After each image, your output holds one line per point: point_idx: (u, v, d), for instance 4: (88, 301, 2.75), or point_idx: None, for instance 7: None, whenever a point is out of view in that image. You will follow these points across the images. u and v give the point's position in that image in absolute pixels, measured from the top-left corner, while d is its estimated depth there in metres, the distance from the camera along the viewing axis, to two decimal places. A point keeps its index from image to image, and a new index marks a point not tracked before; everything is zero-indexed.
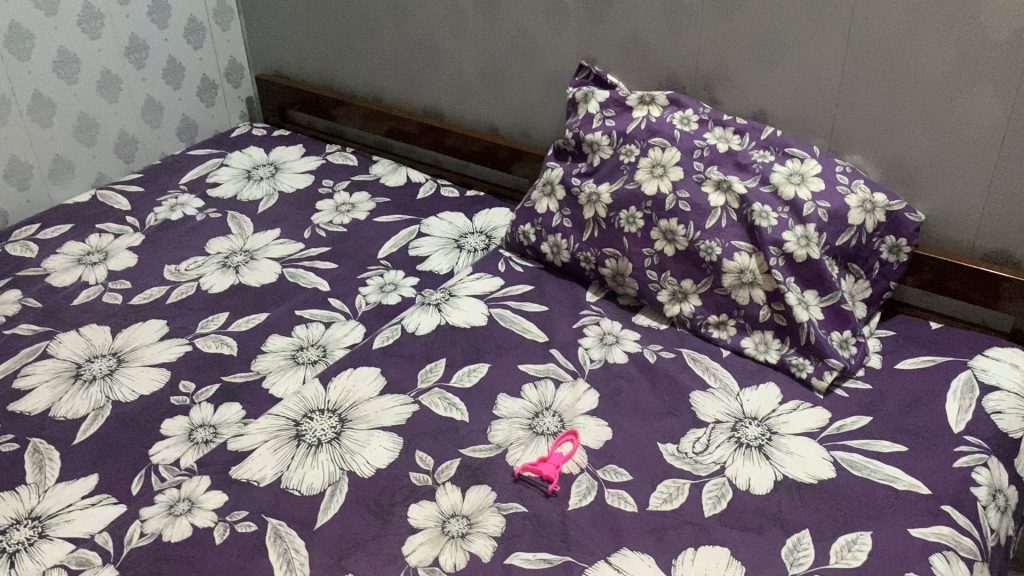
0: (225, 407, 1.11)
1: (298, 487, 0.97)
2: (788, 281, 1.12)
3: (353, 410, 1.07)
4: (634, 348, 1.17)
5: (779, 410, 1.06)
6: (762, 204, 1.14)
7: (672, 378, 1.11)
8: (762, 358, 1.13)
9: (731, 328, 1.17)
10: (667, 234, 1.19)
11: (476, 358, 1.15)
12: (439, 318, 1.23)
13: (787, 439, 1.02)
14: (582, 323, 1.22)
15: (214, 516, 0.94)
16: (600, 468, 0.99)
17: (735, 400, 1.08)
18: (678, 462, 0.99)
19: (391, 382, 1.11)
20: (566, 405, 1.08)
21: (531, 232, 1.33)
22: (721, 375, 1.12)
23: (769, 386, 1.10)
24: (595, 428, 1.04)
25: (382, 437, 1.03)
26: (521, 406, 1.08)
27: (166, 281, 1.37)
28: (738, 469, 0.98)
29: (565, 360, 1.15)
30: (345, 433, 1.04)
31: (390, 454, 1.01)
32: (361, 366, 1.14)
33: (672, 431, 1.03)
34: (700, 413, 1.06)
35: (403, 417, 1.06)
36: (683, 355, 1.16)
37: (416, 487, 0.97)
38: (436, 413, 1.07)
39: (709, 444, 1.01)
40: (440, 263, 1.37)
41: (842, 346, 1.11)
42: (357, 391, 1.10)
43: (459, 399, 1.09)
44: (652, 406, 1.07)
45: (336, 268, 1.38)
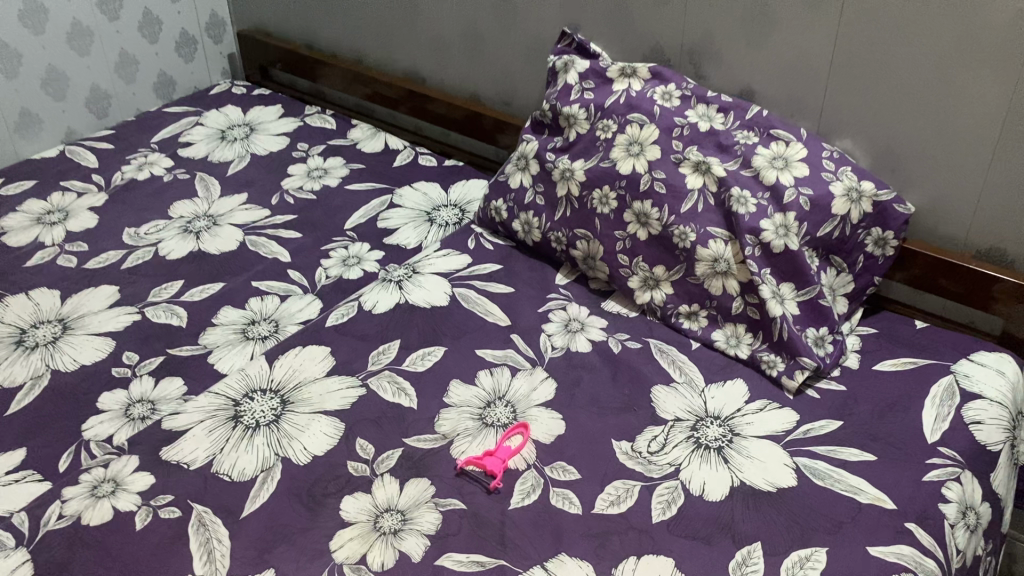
0: (166, 382, 1.06)
1: (229, 471, 0.93)
2: (763, 272, 1.05)
3: (296, 391, 1.02)
4: (599, 336, 1.11)
5: (744, 410, 1.00)
6: (741, 189, 1.07)
7: (635, 370, 1.05)
8: (733, 353, 1.07)
9: (702, 320, 1.10)
10: (640, 217, 1.13)
11: (433, 340, 1.10)
12: (398, 296, 1.17)
13: (749, 441, 0.96)
14: (548, 306, 1.16)
15: (137, 499, 0.89)
16: (548, 465, 0.94)
17: (699, 397, 1.02)
18: (631, 462, 0.94)
19: (340, 363, 1.06)
20: (520, 394, 1.02)
21: (503, 208, 1.26)
22: (687, 369, 1.06)
23: (737, 383, 1.04)
24: (548, 422, 0.99)
25: (323, 421, 0.98)
26: (473, 394, 1.02)
27: (124, 245, 1.32)
28: (694, 473, 0.92)
29: (525, 346, 1.09)
30: (285, 416, 0.99)
31: (330, 441, 0.96)
32: (312, 343, 1.09)
33: (628, 429, 0.98)
34: (659, 410, 1.00)
35: (349, 401, 1.01)
36: (650, 345, 1.10)
37: (353, 477, 0.92)
38: (384, 398, 1.02)
39: (666, 444, 0.96)
40: (408, 237, 1.31)
41: (817, 344, 1.05)
42: (304, 371, 1.05)
43: (409, 384, 1.04)
44: (610, 400, 1.02)
45: (300, 238, 1.32)
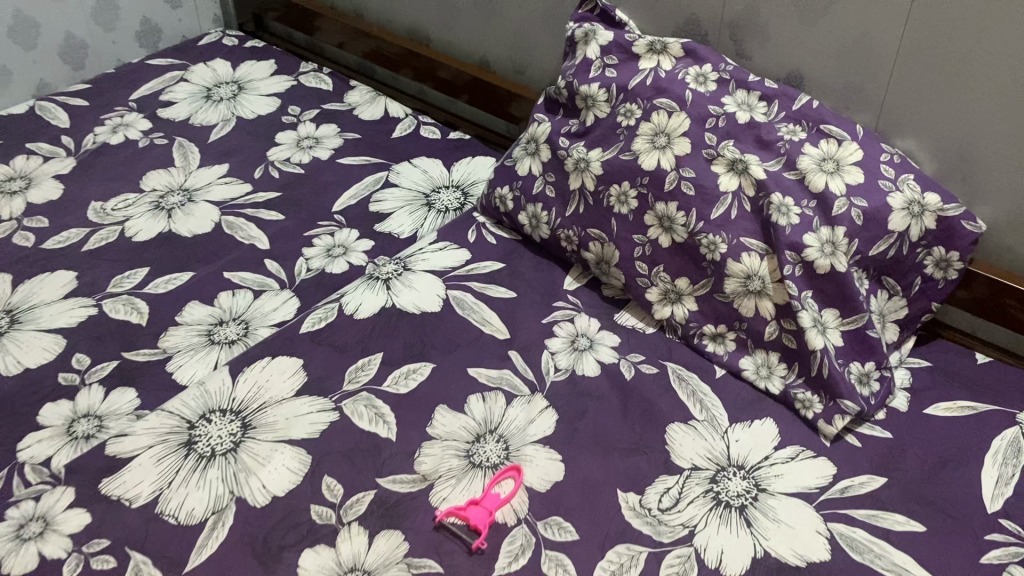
0: (117, 393, 0.94)
1: (175, 512, 0.81)
2: (804, 295, 0.90)
3: (260, 414, 0.90)
4: (610, 356, 0.97)
5: (772, 459, 0.87)
6: (783, 195, 0.92)
7: (648, 403, 0.92)
8: (763, 387, 0.93)
9: (730, 343, 0.96)
10: (663, 221, 0.97)
11: (420, 355, 0.97)
12: (385, 297, 1.03)
13: (776, 500, 0.83)
14: (553, 317, 1.01)
15: (68, 544, 0.78)
16: (541, 520, 0.81)
17: (721, 440, 0.88)
18: (638, 522, 0.81)
19: (312, 380, 0.93)
20: (514, 428, 0.89)
21: (509, 198, 1.11)
22: (709, 403, 0.92)
23: (766, 423, 0.90)
24: (545, 465, 0.86)
25: (287, 454, 0.86)
26: (461, 425, 0.89)
27: (88, 221, 1.19)
28: (710, 540, 0.79)
29: (524, 365, 0.95)
30: (244, 444, 0.87)
31: (293, 479, 0.84)
32: (282, 354, 0.96)
33: (637, 477, 0.85)
34: (674, 456, 0.87)
35: (319, 428, 0.88)
36: (668, 370, 0.96)
37: (316, 526, 0.80)
38: (359, 426, 0.89)
39: (680, 500, 0.83)
40: (402, 224, 1.17)
41: (861, 382, 0.90)
42: (270, 389, 0.92)
43: (389, 409, 0.91)
44: (618, 439, 0.88)
45: (282, 221, 1.18)
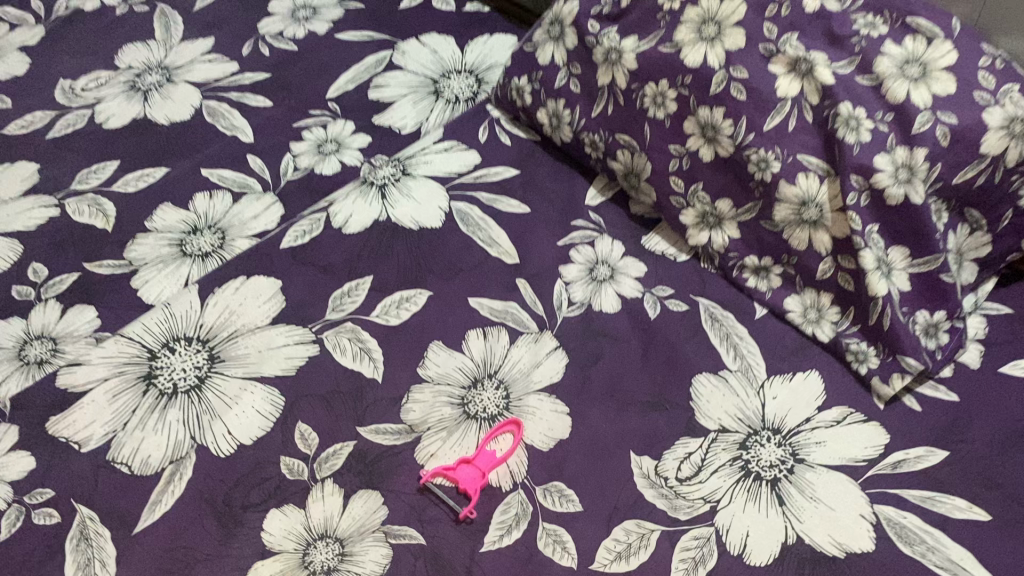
0: (75, 312, 0.84)
1: (128, 461, 0.72)
2: (868, 230, 0.75)
3: (230, 346, 0.79)
4: (634, 288, 0.84)
5: (814, 422, 0.75)
6: (854, 105, 0.73)
7: (674, 349, 0.79)
8: (810, 332, 0.80)
9: (775, 279, 0.82)
10: (706, 129, 0.81)
11: (415, 279, 0.84)
12: (379, 210, 0.89)
13: (815, 474, 0.71)
14: (570, 238, 0.88)
15: (9, 493, 0.70)
16: (540, 486, 0.71)
17: (756, 396, 0.76)
18: (652, 494, 0.70)
19: (291, 306, 0.82)
20: (516, 372, 0.77)
21: (527, 90, 0.95)
22: (744, 351, 0.79)
23: (810, 376, 0.78)
24: (549, 419, 0.75)
25: (257, 396, 0.76)
26: (456, 366, 0.78)
27: (54, 103, 1.05)
28: (734, 521, 0.69)
29: (533, 297, 0.83)
30: (210, 381, 0.77)
31: (263, 425, 0.74)
32: (258, 274, 0.84)
33: (654, 438, 0.74)
34: (699, 415, 0.75)
35: (294, 366, 0.78)
36: (700, 307, 0.83)
37: (285, 483, 0.71)
38: (341, 363, 0.78)
39: (702, 468, 0.71)
40: (404, 117, 1.02)
41: (927, 333, 0.76)
42: (243, 315, 0.81)
43: (376, 344, 0.79)
44: (636, 392, 0.76)
45: (270, 109, 1.04)
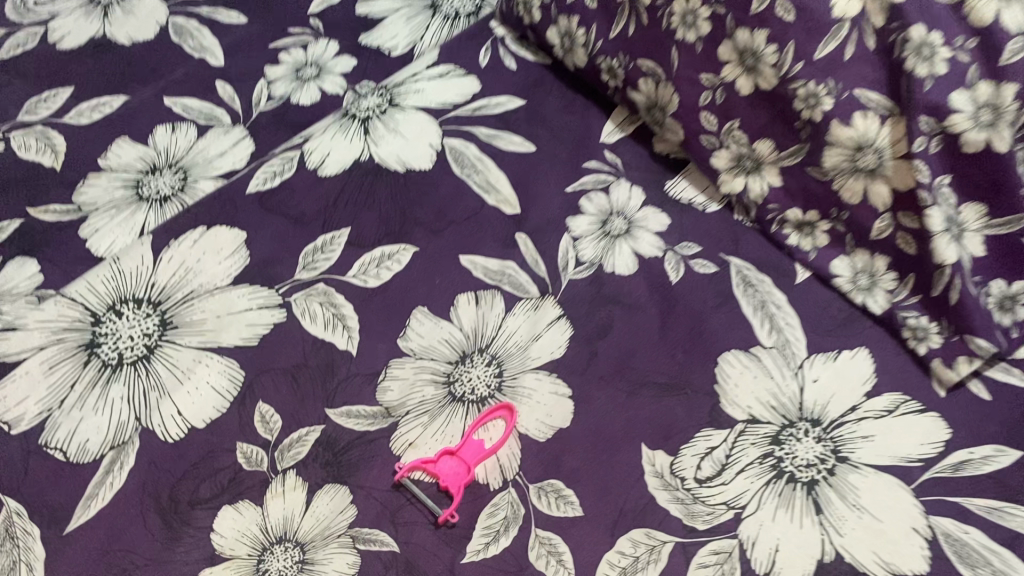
0: (14, 265, 0.73)
1: (63, 446, 0.63)
2: (938, 182, 0.60)
3: (184, 310, 0.69)
4: (654, 245, 0.71)
5: (861, 412, 0.63)
6: (929, 28, 0.56)
7: (698, 320, 0.68)
8: (859, 302, 0.68)
9: (821, 237, 0.69)
10: (745, 56, 0.66)
11: (399, 232, 0.73)
12: (360, 146, 0.77)
13: (860, 476, 0.60)
14: (581, 183, 0.75)
15: None
16: (535, 485, 0.61)
17: (794, 379, 0.64)
18: (665, 498, 0.60)
19: (255, 263, 0.71)
20: (512, 346, 0.67)
21: (535, 5, 0.80)
22: (782, 323, 0.67)
23: (858, 356, 0.66)
24: (547, 403, 0.64)
25: (213, 370, 0.66)
26: (443, 338, 0.67)
27: (4, 20, 0.93)
28: (761, 533, 0.59)
29: (535, 255, 0.71)
30: (160, 351, 0.67)
31: (218, 406, 0.64)
32: (219, 224, 0.73)
33: (671, 428, 0.63)
34: (725, 402, 0.64)
35: (255, 336, 0.67)
36: (730, 268, 0.71)
37: (240, 474, 0.62)
38: (309, 331, 0.68)
39: (726, 467, 0.61)
40: (396, 36, 0.89)
41: (1004, 308, 0.61)
42: (200, 273, 0.70)
43: (351, 311, 0.68)
44: (651, 373, 0.66)
45: (244, 27, 0.91)
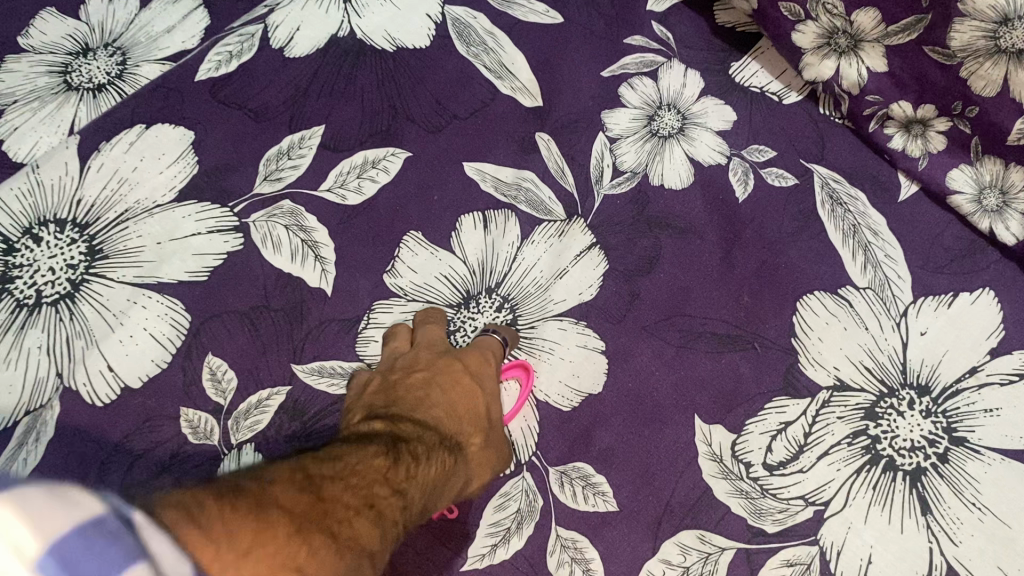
0: None
1: None
2: None
3: (117, 234, 0.54)
4: (714, 150, 0.55)
5: (985, 374, 0.48)
6: None
7: (769, 250, 0.52)
8: (984, 229, 0.50)
9: (936, 140, 0.50)
10: None
11: (387, 131, 0.57)
12: (338, 19, 0.60)
13: (981, 465, 0.46)
14: (622, 65, 0.58)
15: None
16: (557, 469, 0.48)
17: (895, 330, 0.50)
18: (724, 490, 0.47)
19: (206, 172, 0.56)
20: (529, 283, 0.52)
21: None
22: (880, 256, 0.51)
23: (981, 300, 0.50)
24: (572, 359, 0.51)
25: (152, 314, 0.52)
26: (441, 272, 0.53)
27: None
28: (848, 539, 0.46)
29: (560, 162, 0.55)
30: (87, 288, 0.53)
31: (158, 358, 0.51)
32: (160, 121, 0.58)
33: (732, 395, 0.49)
34: (803, 362, 0.50)
35: (205, 267, 0.53)
36: (813, 179, 0.54)
37: (186, 448, 0.49)
38: (272, 261, 0.53)
39: (804, 451, 0.48)
40: None
41: None
42: (137, 187, 0.56)
43: (326, 237, 0.54)
44: (709, 319, 0.51)
45: None
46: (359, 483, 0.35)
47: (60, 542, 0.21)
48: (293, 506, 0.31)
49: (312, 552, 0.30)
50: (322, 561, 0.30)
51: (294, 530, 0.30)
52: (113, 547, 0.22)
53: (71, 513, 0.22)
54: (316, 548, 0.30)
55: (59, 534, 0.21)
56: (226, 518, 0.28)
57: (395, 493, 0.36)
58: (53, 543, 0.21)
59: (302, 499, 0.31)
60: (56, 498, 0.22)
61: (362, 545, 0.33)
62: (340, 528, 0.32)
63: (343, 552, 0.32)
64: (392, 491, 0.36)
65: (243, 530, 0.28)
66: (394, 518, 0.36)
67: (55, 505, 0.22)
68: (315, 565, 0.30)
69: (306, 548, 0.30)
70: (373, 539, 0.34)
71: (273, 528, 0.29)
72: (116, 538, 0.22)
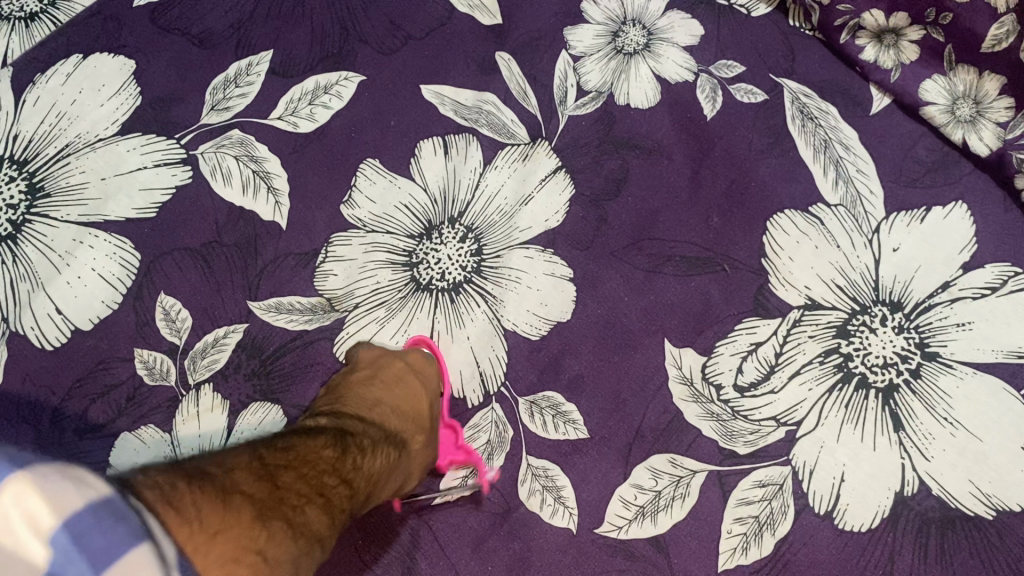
0: None
1: None
2: None
3: (59, 171, 0.52)
4: (681, 66, 0.53)
5: (958, 288, 0.47)
6: None
7: (739, 168, 0.51)
8: (957, 140, 0.49)
9: (908, 49, 0.49)
10: None
11: (339, 53, 0.54)
12: None
13: (953, 380, 0.46)
14: None
15: None
16: (526, 400, 0.47)
17: (867, 247, 0.48)
18: (695, 414, 0.47)
19: (148, 103, 0.53)
20: (493, 211, 0.51)
21: None
22: (852, 172, 0.50)
23: (954, 214, 0.48)
24: (539, 286, 0.49)
25: (99, 254, 0.50)
26: (401, 201, 0.51)
27: None
28: (820, 458, 0.46)
29: (521, 83, 0.53)
30: (29, 229, 0.50)
31: (108, 300, 0.49)
32: (97, 51, 0.54)
33: (704, 318, 0.48)
34: (775, 283, 0.48)
35: (154, 203, 0.51)
36: (783, 94, 0.52)
37: (142, 390, 0.48)
38: (222, 194, 0.51)
39: (775, 371, 0.47)
40: None
41: None
42: (77, 120, 0.53)
43: (280, 168, 0.52)
44: (678, 242, 0.50)
45: None
46: (309, 472, 0.33)
47: (72, 517, 0.20)
48: (251, 491, 0.29)
49: (269, 539, 0.28)
50: (280, 546, 0.28)
51: (255, 517, 0.28)
52: (121, 526, 0.20)
53: (83, 491, 0.21)
54: (274, 535, 0.28)
55: (71, 511, 0.20)
56: (195, 499, 0.25)
57: (343, 483, 0.34)
58: (66, 517, 0.20)
59: (258, 486, 0.29)
60: (70, 478, 0.21)
61: (314, 532, 0.31)
62: (294, 515, 0.30)
63: (299, 540, 0.29)
64: (339, 480, 0.34)
65: (210, 511, 0.26)
66: (342, 507, 0.34)
67: (67, 483, 0.21)
68: (276, 553, 0.28)
69: (266, 536, 0.27)
70: (323, 527, 0.32)
71: (236, 514, 0.27)
72: (121, 517, 0.21)
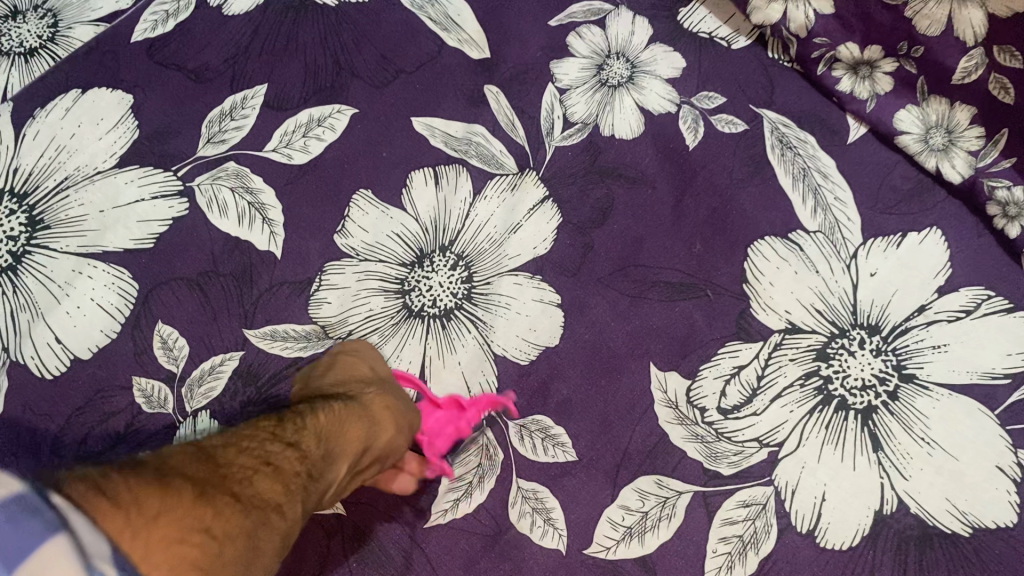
0: None
1: None
2: None
3: (58, 203, 0.53)
4: (664, 98, 0.54)
5: (934, 312, 0.48)
6: None
7: (721, 197, 0.52)
8: (931, 167, 0.50)
9: (883, 81, 0.50)
10: None
11: (332, 87, 0.55)
12: None
13: (930, 402, 0.47)
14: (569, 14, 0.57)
15: None
16: (517, 424, 0.49)
17: (845, 272, 0.50)
18: (681, 436, 0.48)
19: (146, 137, 0.55)
20: (482, 239, 0.52)
21: None
22: (830, 199, 0.51)
23: (928, 239, 0.50)
24: (527, 313, 0.50)
25: (98, 284, 0.51)
26: (393, 231, 0.52)
27: None
28: (802, 478, 0.47)
29: (510, 115, 0.55)
30: (29, 260, 0.52)
31: (107, 328, 0.50)
32: (96, 86, 0.56)
33: (688, 343, 0.49)
34: (756, 307, 0.50)
35: (151, 233, 0.52)
36: (763, 125, 0.53)
37: (140, 417, 0.49)
38: (218, 225, 0.52)
39: (757, 394, 0.48)
40: None
41: None
42: (76, 153, 0.54)
43: (274, 199, 0.53)
44: (663, 269, 0.51)
45: None
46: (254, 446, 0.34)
47: None
48: (192, 473, 0.30)
49: (216, 514, 0.29)
50: (230, 517, 0.29)
51: (198, 495, 0.29)
52: (32, 520, 0.23)
53: None
54: (222, 509, 0.29)
55: None
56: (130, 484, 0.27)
57: (293, 447, 0.35)
58: None
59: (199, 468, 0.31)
60: None
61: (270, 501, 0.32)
62: (242, 488, 0.31)
63: (251, 511, 0.30)
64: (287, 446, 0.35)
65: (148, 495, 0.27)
66: (299, 469, 0.34)
67: None
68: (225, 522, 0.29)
69: (211, 511, 0.29)
70: (277, 494, 0.32)
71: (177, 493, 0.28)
72: (33, 512, 0.23)
